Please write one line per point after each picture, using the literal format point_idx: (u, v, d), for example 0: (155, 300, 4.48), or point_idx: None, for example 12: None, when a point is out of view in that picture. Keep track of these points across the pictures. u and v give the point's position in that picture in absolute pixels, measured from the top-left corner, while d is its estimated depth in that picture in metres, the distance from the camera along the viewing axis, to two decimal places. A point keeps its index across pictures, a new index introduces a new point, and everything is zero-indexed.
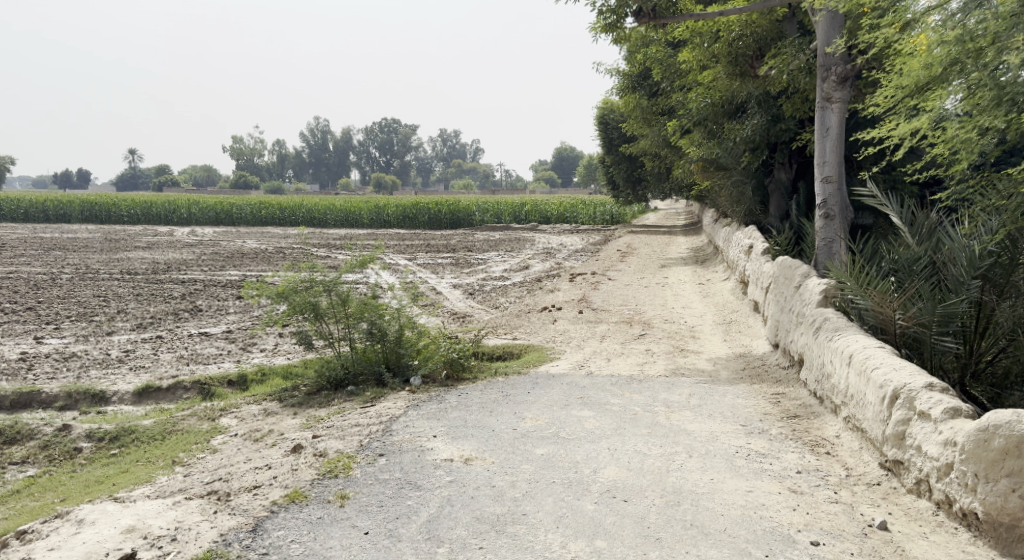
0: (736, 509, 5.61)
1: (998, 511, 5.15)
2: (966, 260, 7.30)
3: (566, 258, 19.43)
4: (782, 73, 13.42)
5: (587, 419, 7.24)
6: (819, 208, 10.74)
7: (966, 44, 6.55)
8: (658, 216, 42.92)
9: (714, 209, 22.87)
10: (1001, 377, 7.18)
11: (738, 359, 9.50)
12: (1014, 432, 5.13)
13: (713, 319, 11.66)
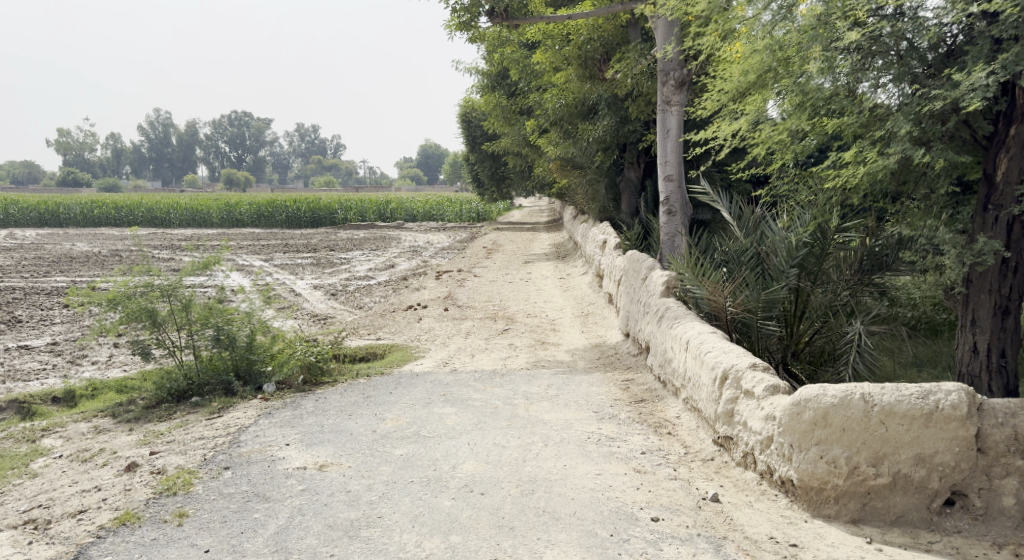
0: (585, 492, 5.93)
1: (809, 477, 5.61)
2: (785, 250, 7.89)
3: (432, 256, 19.61)
4: (627, 76, 14.06)
5: (448, 415, 7.43)
6: (662, 205, 11.34)
7: (776, 53, 7.25)
8: (523, 212, 43.86)
9: (574, 206, 23.64)
10: (817, 355, 7.83)
11: (594, 349, 9.95)
12: (821, 404, 5.59)
13: (571, 311, 12.11)
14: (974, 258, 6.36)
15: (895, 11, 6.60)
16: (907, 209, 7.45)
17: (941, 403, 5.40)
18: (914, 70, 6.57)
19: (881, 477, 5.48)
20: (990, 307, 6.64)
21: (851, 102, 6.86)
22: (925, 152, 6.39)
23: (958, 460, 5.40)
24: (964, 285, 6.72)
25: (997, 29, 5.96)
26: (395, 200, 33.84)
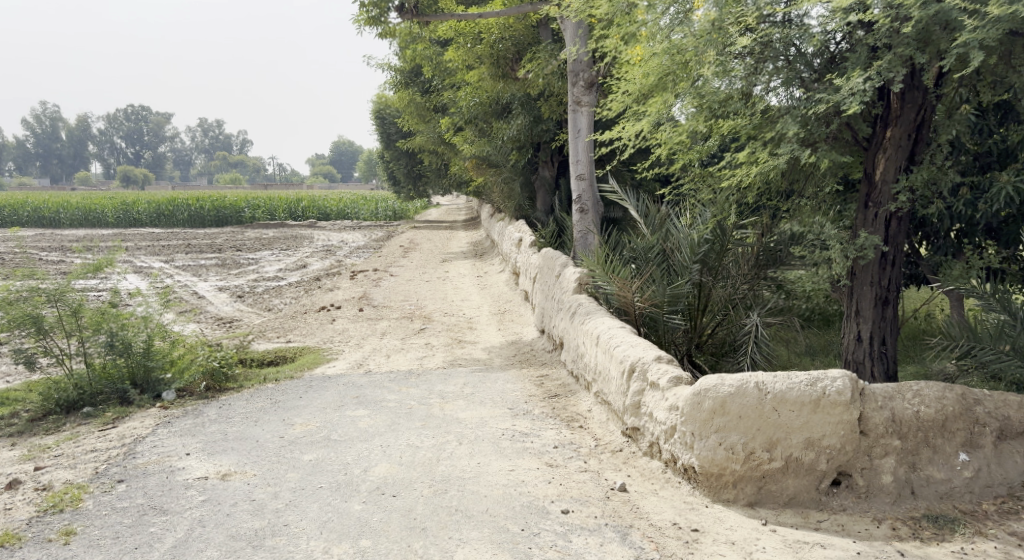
0: (498, 489, 6.05)
1: (710, 464, 5.85)
2: (687, 247, 8.16)
3: (346, 255, 19.44)
4: (538, 76, 14.23)
5: (360, 418, 7.44)
6: (575, 203, 11.57)
7: (674, 57, 7.51)
8: (439, 210, 43.85)
9: (490, 203, 23.79)
10: (719, 347, 8.13)
11: (510, 346, 10.09)
12: (719, 394, 5.85)
13: (488, 309, 12.23)
14: (856, 252, 6.76)
15: (781, 18, 6.91)
16: (798, 207, 7.85)
17: (828, 389, 5.72)
18: (800, 75, 6.93)
19: (774, 461, 5.76)
20: (871, 298, 7.02)
21: (745, 104, 7.26)
22: (811, 153, 6.77)
23: (843, 442, 5.72)
24: (848, 278, 7.08)
25: (871, 38, 6.31)
26: (307, 199, 33.33)
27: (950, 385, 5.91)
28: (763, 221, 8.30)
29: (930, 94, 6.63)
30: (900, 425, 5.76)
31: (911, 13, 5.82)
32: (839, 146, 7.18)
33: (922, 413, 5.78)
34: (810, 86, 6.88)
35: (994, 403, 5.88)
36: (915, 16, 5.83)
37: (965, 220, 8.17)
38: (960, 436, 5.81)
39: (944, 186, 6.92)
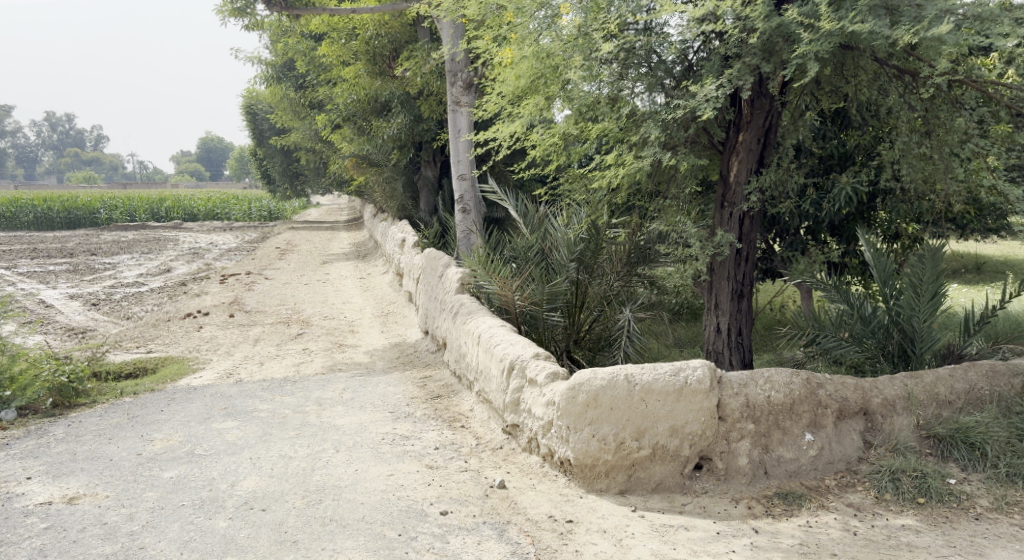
0: (375, 495, 6.07)
1: (584, 455, 6.08)
2: (565, 247, 8.29)
3: (216, 258, 18.86)
4: (417, 75, 14.30)
5: (228, 430, 7.31)
6: (458, 203, 11.63)
7: (544, 60, 7.74)
8: (317, 210, 43.16)
9: (371, 202, 23.66)
10: (596, 342, 8.21)
11: (393, 348, 10.09)
12: (592, 387, 6.08)
13: (369, 312, 12.17)
14: (714, 249, 7.14)
15: (643, 26, 7.28)
16: (662, 207, 8.16)
17: (689, 378, 6.05)
18: (661, 80, 7.32)
19: (642, 449, 6.04)
20: (728, 292, 7.42)
21: (611, 107, 7.53)
22: (672, 156, 7.21)
23: (704, 428, 6.06)
24: (707, 273, 7.44)
25: (723, 48, 6.74)
26: (172, 199, 32.02)
27: (797, 371, 6.33)
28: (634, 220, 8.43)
29: (776, 101, 7.08)
30: (754, 410, 6.13)
31: (756, 25, 6.36)
32: (697, 150, 7.66)
33: (773, 398, 6.17)
34: (672, 90, 7.28)
35: (835, 386, 6.34)
36: (759, 27, 6.37)
37: (812, 218, 8.73)
38: (806, 417, 6.23)
39: (789, 187, 7.55)
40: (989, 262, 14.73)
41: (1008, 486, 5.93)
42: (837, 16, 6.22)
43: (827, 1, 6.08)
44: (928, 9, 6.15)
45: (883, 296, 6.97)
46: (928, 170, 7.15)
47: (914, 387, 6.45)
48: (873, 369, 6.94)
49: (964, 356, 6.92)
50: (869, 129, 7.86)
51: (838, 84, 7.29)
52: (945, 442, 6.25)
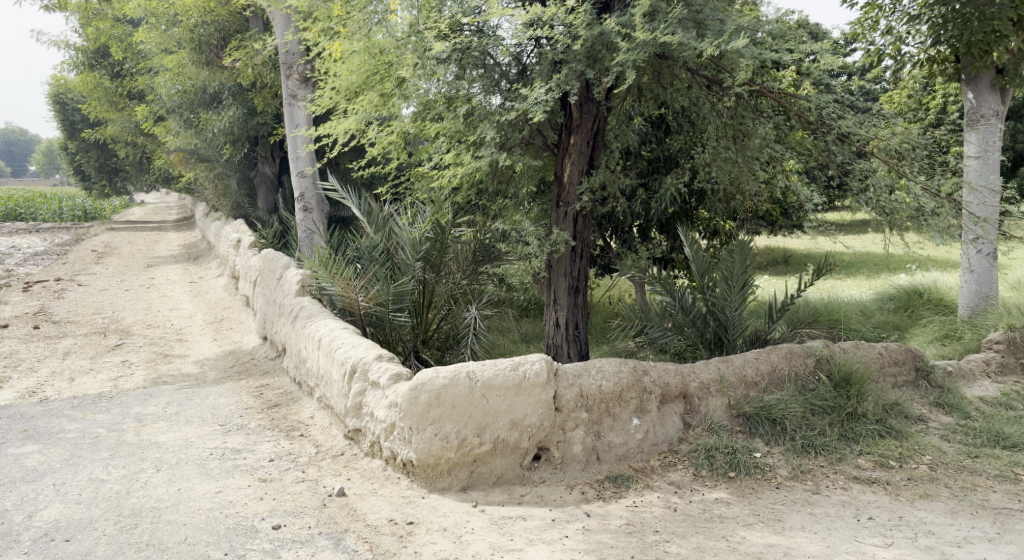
0: (200, 515, 5.87)
1: (427, 455, 6.13)
2: (409, 246, 8.09)
3: (21, 264, 17.51)
4: (248, 66, 13.85)
5: (28, 455, 6.86)
6: (297, 202, 11.22)
7: (375, 56, 7.94)
8: (145, 208, 41.13)
9: (202, 198, 22.70)
10: (444, 341, 8.20)
11: (228, 357, 9.77)
12: (434, 386, 6.15)
13: (201, 319, 11.70)
14: (550, 247, 7.35)
15: (476, 28, 7.34)
16: (501, 206, 8.42)
17: (527, 372, 6.25)
18: (496, 82, 7.50)
19: (484, 444, 6.18)
20: (566, 287, 7.67)
21: (447, 106, 7.65)
22: (509, 156, 7.51)
23: (542, 420, 6.27)
24: (546, 270, 7.65)
25: (552, 53, 6.99)
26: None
27: (624, 360, 6.69)
28: (477, 219, 8.37)
29: (602, 105, 7.41)
30: (587, 399, 6.42)
31: (579, 31, 6.67)
32: (532, 151, 7.89)
33: (604, 387, 6.48)
34: (509, 92, 7.46)
35: (658, 373, 6.76)
36: (583, 34, 6.71)
37: (642, 216, 9.14)
38: (633, 403, 6.58)
39: (615, 189, 7.88)
40: (794, 254, 16.01)
41: (803, 455, 6.54)
42: (650, 27, 6.60)
43: (639, 13, 6.50)
44: (728, 24, 6.83)
45: (700, 287, 7.43)
46: (734, 173, 7.73)
47: (726, 371, 6.94)
48: (693, 354, 7.43)
49: (768, 341, 7.48)
50: (682, 135, 8.36)
51: (656, 92, 7.74)
52: (751, 419, 6.79)
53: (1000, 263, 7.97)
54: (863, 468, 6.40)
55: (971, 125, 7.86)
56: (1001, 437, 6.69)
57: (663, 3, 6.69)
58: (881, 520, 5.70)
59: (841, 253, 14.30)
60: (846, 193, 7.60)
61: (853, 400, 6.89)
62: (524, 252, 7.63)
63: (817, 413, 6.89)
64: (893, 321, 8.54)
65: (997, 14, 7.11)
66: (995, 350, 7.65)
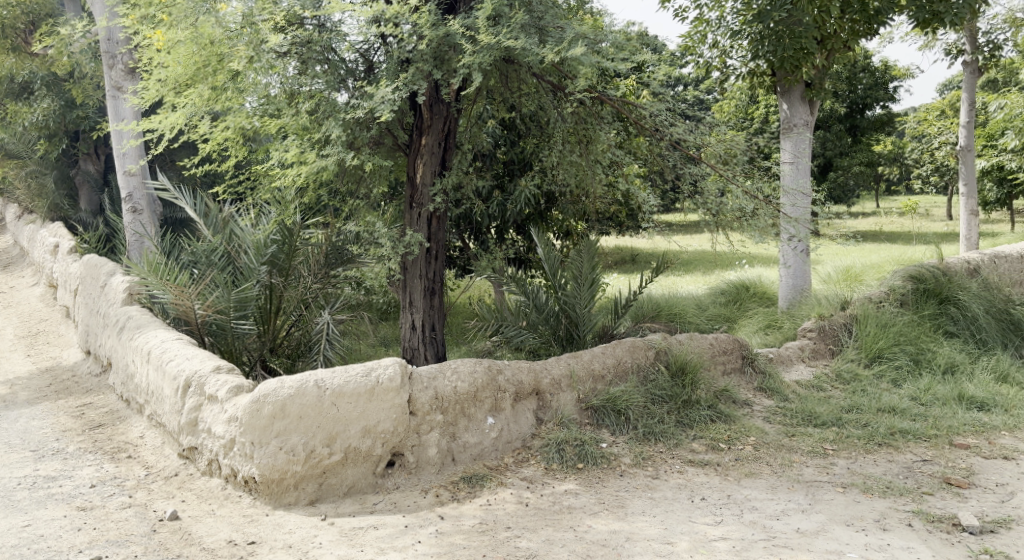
0: (3, 552, 5.02)
1: (271, 470, 5.49)
2: (253, 248, 7.69)
3: None
4: (62, 54, 12.80)
5: None
6: (126, 203, 10.34)
7: (205, 47, 7.28)
8: None
9: (10, 202, 20.76)
10: (295, 348, 7.85)
11: (43, 375, 8.82)
12: (279, 397, 5.54)
13: (11, 333, 10.50)
14: (404, 248, 7.26)
15: (318, 22, 7.04)
16: (353, 207, 8.21)
17: (380, 377, 5.74)
18: (342, 78, 7.17)
19: (334, 455, 5.61)
20: (421, 289, 7.61)
21: (289, 102, 7.29)
22: (356, 155, 7.17)
23: (396, 425, 5.79)
24: (401, 272, 7.58)
25: (399, 51, 6.67)
26: None
27: (478, 359, 6.33)
28: (329, 220, 7.99)
29: (452, 107, 7.37)
30: (443, 401, 6.02)
31: (424, 31, 6.39)
32: (383, 151, 7.82)
33: (459, 387, 6.10)
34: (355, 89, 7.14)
35: (512, 370, 6.44)
36: (427, 34, 6.37)
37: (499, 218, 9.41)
38: (488, 402, 6.25)
39: (468, 190, 7.98)
40: (641, 255, 17.19)
41: (644, 444, 6.45)
42: (495, 31, 6.32)
43: (484, 16, 6.23)
44: (569, 31, 6.53)
45: (553, 287, 7.59)
46: (578, 175, 8.03)
47: (575, 365, 6.79)
48: (546, 352, 7.58)
49: (615, 335, 7.79)
50: (530, 139, 8.50)
51: (504, 95, 7.78)
52: (598, 410, 6.66)
53: (811, 259, 8.63)
54: (697, 452, 6.37)
55: (786, 133, 8.60)
56: (812, 417, 6.76)
57: (507, 8, 6.35)
58: (712, 500, 5.64)
59: (678, 251, 15.38)
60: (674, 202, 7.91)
61: (688, 388, 6.89)
62: (377, 256, 7.55)
63: (656, 401, 6.85)
64: (724, 313, 9.19)
65: (805, 32, 7.68)
66: (808, 337, 7.96)
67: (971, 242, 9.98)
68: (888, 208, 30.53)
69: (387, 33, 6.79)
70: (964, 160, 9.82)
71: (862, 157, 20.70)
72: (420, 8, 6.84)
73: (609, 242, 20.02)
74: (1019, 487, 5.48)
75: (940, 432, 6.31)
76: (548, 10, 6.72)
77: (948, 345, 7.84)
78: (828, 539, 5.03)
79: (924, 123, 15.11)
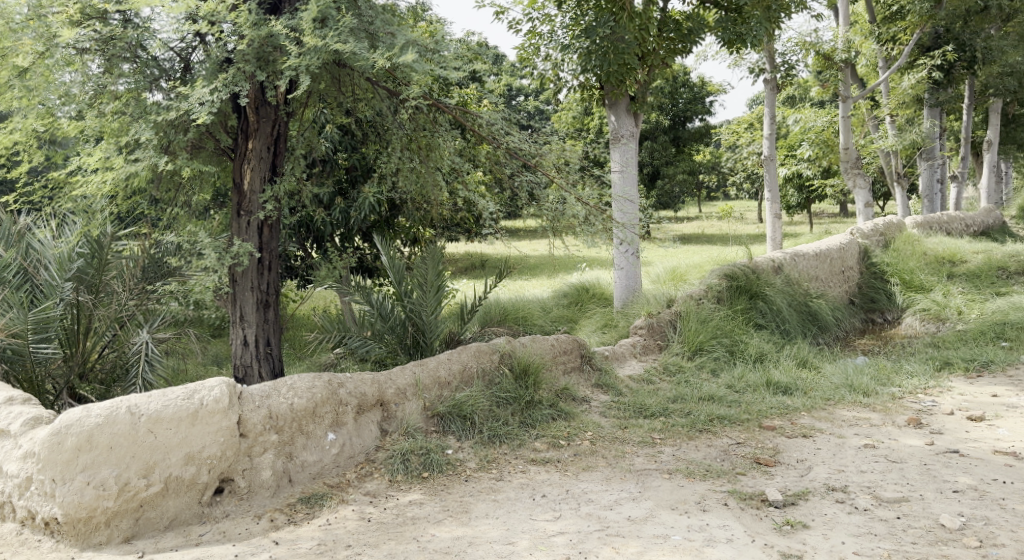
0: None
1: (76, 508, 4.92)
2: (55, 265, 7.13)
3: None
4: None
5: None
6: None
7: None
8: None
9: None
10: (109, 373, 7.40)
11: None
12: (84, 428, 5.00)
13: None
14: (233, 260, 7.07)
15: (124, 18, 6.65)
16: (173, 216, 8.01)
17: (204, 400, 5.35)
18: (154, 78, 6.74)
19: (152, 486, 5.11)
20: (254, 302, 7.50)
21: (91, 102, 6.68)
22: (172, 161, 6.72)
23: (223, 449, 5.38)
24: (230, 284, 7.42)
25: (218, 49, 6.49)
26: None
27: (317, 374, 6.05)
28: (143, 230, 7.74)
29: (280, 110, 7.31)
30: (277, 420, 5.66)
31: (244, 30, 6.26)
32: (203, 156, 7.48)
33: (295, 404, 5.77)
34: (169, 90, 6.72)
35: (354, 383, 6.19)
36: (248, 34, 6.29)
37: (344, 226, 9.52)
38: (328, 417, 5.95)
39: (304, 197, 7.96)
40: (487, 261, 17.66)
41: (489, 447, 6.37)
42: (321, 34, 6.27)
43: (308, 18, 6.14)
44: (399, 38, 6.52)
45: (398, 295, 7.66)
46: (420, 181, 8.17)
47: (420, 374, 6.61)
48: (393, 361, 7.54)
49: (461, 341, 7.89)
50: (371, 143, 8.55)
51: (337, 98, 7.87)
52: (445, 417, 6.53)
53: (642, 260, 9.16)
54: (539, 450, 6.39)
55: (614, 143, 9.04)
56: (643, 409, 7.09)
57: (333, 10, 6.32)
58: (552, 496, 5.65)
59: (522, 258, 16.02)
60: (518, 213, 8.06)
61: (531, 389, 6.94)
62: (203, 267, 7.14)
63: (500, 404, 6.82)
64: (567, 315, 9.60)
65: (626, 49, 8.21)
66: (639, 334, 8.40)
67: (776, 243, 10.91)
68: (714, 212, 32.78)
69: (203, 32, 6.58)
70: (769, 169, 10.67)
71: (684, 166, 24.04)
72: (239, 6, 6.70)
73: (453, 250, 20.19)
74: (815, 460, 5.96)
75: (751, 416, 6.85)
76: (377, 17, 6.67)
77: (757, 337, 8.53)
78: (656, 524, 5.18)
79: (737, 134, 16.26)
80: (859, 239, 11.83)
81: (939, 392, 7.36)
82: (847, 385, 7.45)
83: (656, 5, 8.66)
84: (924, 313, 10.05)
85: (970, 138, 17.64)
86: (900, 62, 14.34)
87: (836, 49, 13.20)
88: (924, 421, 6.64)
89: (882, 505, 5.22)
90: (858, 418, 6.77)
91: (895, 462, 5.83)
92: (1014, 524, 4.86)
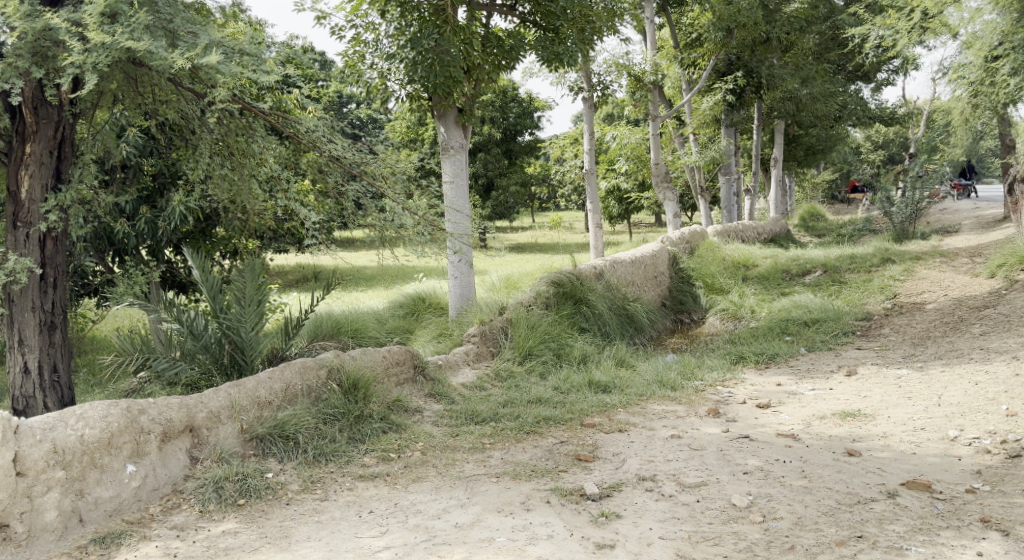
0: None
1: None
2: None
3: None
4: None
5: None
6: None
7: None
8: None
9: None
10: None
11: None
12: None
13: None
14: (9, 277, 6.51)
15: None
16: None
17: None
18: None
19: None
20: (35, 324, 6.96)
21: None
22: None
23: None
24: (6, 304, 6.84)
25: None
26: None
27: (115, 402, 5.73)
28: None
29: (64, 112, 6.91)
30: (62, 455, 5.34)
31: (15, 23, 5.80)
32: None
33: (85, 436, 5.45)
34: None
35: (157, 409, 5.90)
36: (19, 26, 5.83)
37: (150, 237, 9.18)
38: (126, 448, 5.64)
39: (98, 206, 7.57)
40: (317, 273, 17.51)
41: (314, 466, 6.25)
42: (110, 29, 5.93)
43: (93, 13, 5.77)
44: (202, 38, 6.34)
45: (214, 313, 7.36)
46: (233, 189, 8.00)
47: (237, 395, 6.37)
48: (207, 383, 7.24)
49: (285, 357, 7.76)
50: (177, 147, 8.34)
51: (138, 101, 7.44)
52: (265, 440, 6.33)
53: (474, 269, 9.32)
54: (367, 465, 6.33)
55: (444, 154, 9.19)
56: (473, 415, 7.20)
57: (125, 6, 6.00)
58: (379, 511, 5.62)
59: (352, 274, 16.03)
60: (346, 224, 8.03)
61: (360, 403, 6.88)
62: None
63: (327, 421, 6.71)
64: (404, 325, 9.64)
65: (452, 61, 8.37)
66: (472, 341, 8.49)
67: (597, 251, 11.36)
68: (546, 225, 33.87)
69: None
70: (590, 182, 11.08)
71: (517, 178, 25.26)
72: None
73: (283, 263, 19.82)
74: (628, 453, 6.27)
75: (574, 415, 7.13)
76: (177, 14, 6.47)
77: (582, 339, 8.90)
78: (482, 528, 5.26)
79: (562, 147, 16.83)
80: (670, 246, 12.56)
81: (735, 383, 7.92)
82: (657, 381, 7.88)
83: (479, 23, 8.90)
84: (723, 312, 10.79)
85: (758, 156, 18.90)
86: (702, 85, 15.23)
87: (647, 72, 13.92)
88: (722, 410, 7.13)
89: (684, 490, 5.55)
90: (666, 411, 7.18)
91: (696, 450, 6.21)
92: (793, 498, 5.30)
